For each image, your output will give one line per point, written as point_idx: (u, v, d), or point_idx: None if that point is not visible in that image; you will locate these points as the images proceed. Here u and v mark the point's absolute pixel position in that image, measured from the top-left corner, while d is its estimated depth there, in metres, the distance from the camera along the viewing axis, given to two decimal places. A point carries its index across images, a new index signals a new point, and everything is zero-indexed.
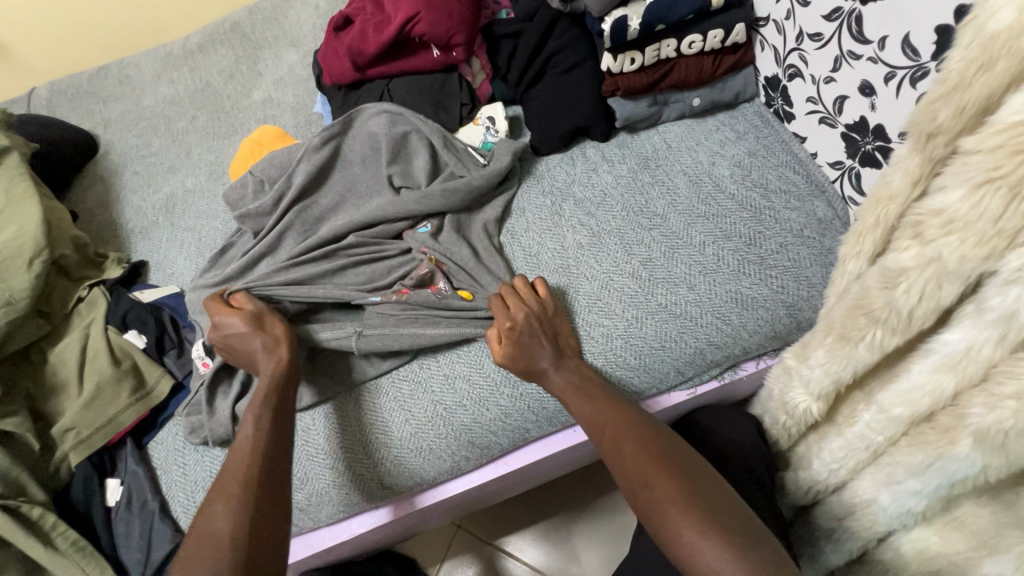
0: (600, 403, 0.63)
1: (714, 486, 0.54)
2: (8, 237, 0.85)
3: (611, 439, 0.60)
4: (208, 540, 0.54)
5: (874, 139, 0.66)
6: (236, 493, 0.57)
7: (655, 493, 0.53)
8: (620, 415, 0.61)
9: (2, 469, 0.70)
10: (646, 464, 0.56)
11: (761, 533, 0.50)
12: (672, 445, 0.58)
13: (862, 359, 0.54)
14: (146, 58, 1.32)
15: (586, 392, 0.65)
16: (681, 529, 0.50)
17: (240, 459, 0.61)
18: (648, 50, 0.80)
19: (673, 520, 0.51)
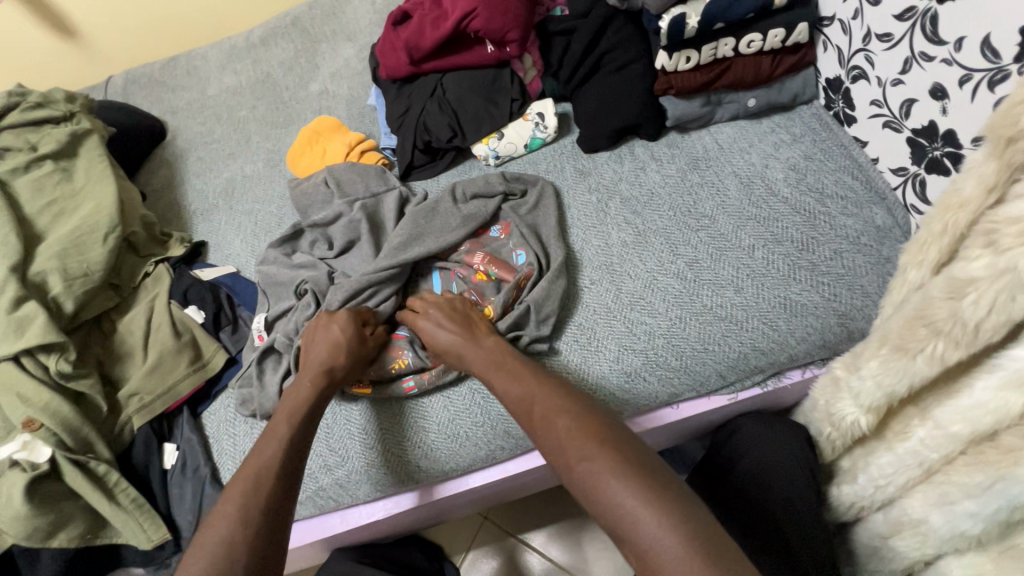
0: (529, 391, 0.59)
1: (656, 469, 0.49)
2: (87, 213, 0.91)
3: (542, 435, 0.55)
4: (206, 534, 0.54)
5: (943, 144, 0.63)
6: (241, 503, 0.56)
7: (589, 489, 0.49)
8: (550, 402, 0.57)
9: (75, 426, 0.75)
10: (577, 456, 0.51)
11: (710, 519, 0.45)
12: (607, 428, 0.53)
13: (918, 372, 0.53)
14: (212, 50, 1.39)
15: (518, 384, 0.61)
16: (622, 531, 0.46)
17: (247, 470, 0.60)
18: (705, 48, 0.79)
19: (612, 521, 0.47)
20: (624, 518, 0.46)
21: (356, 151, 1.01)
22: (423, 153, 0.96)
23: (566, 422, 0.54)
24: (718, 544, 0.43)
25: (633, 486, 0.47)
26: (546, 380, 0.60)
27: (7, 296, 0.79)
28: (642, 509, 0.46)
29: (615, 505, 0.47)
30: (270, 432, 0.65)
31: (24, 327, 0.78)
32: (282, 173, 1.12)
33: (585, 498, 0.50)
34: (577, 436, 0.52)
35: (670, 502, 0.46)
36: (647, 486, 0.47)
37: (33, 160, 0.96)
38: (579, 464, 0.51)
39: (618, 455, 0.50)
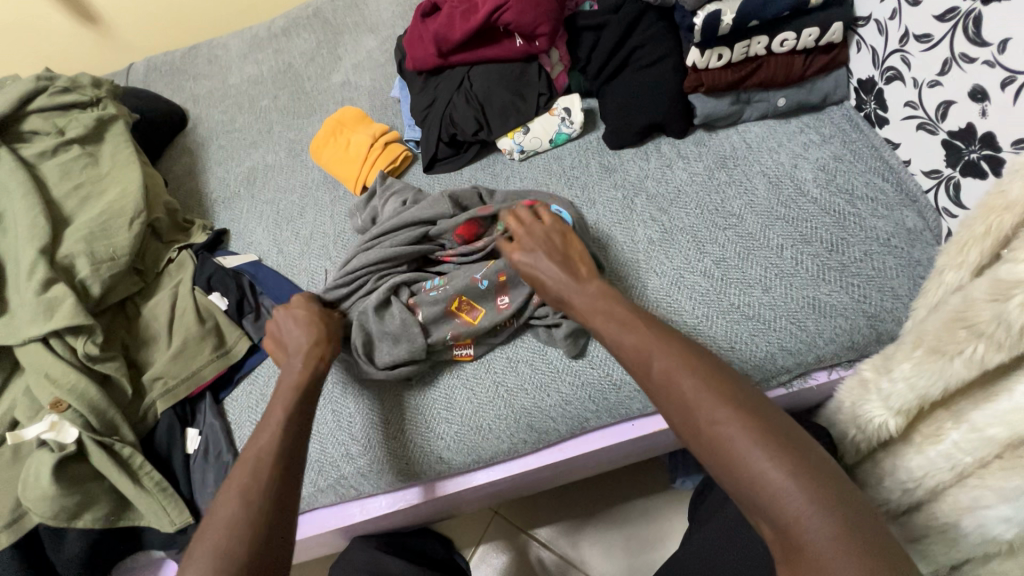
0: (643, 339, 0.55)
1: (795, 437, 0.45)
2: (114, 198, 0.92)
3: (663, 384, 0.51)
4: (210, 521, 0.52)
5: (981, 147, 0.63)
6: (240, 493, 0.54)
7: (724, 450, 0.45)
8: (674, 353, 0.52)
9: (101, 408, 0.76)
10: (706, 416, 0.47)
11: (854, 494, 0.42)
12: (737, 387, 0.49)
13: (955, 374, 0.53)
14: (234, 40, 1.39)
15: (631, 332, 0.56)
16: (760, 498, 0.43)
17: (242, 461, 0.57)
18: (737, 46, 0.79)
19: (748, 485, 0.43)
20: (764, 486, 0.43)
21: (380, 142, 1.01)
22: (448, 146, 0.96)
23: (691, 377, 0.49)
24: (862, 521, 0.40)
25: (777, 454, 0.43)
26: (661, 330, 0.55)
27: (37, 277, 0.80)
28: (787, 482, 0.42)
29: (755, 471, 0.43)
30: (265, 422, 0.62)
31: (53, 309, 0.78)
32: (305, 162, 1.12)
33: (715, 460, 0.46)
34: (708, 393, 0.48)
35: (816, 475, 0.42)
36: (792, 455, 0.43)
37: (60, 144, 0.96)
38: (714, 423, 0.46)
39: (756, 420, 0.45)
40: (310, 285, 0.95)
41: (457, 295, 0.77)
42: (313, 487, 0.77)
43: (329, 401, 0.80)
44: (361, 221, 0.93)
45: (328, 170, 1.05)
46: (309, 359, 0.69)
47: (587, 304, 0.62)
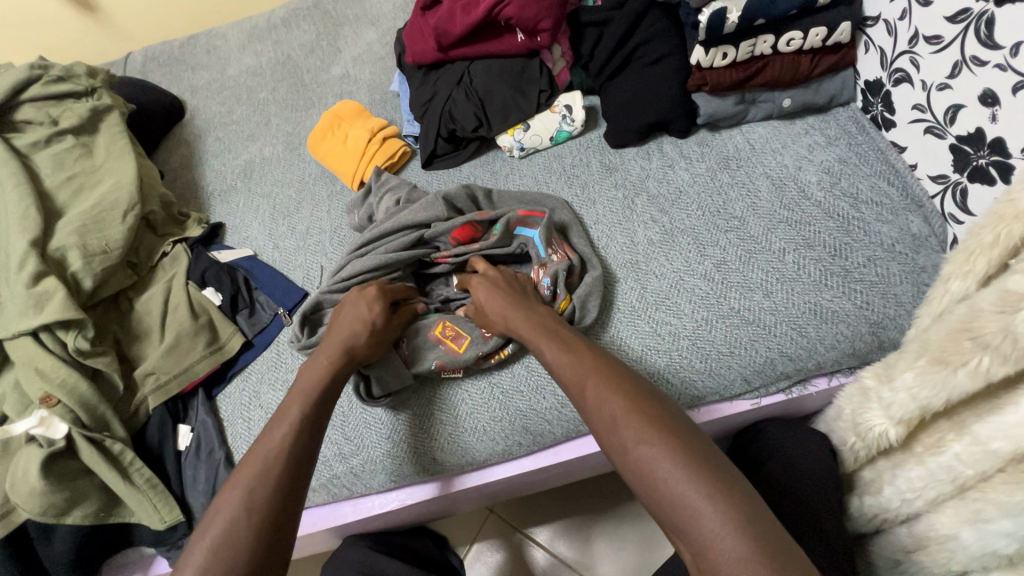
0: (581, 367, 0.58)
1: (712, 459, 0.47)
2: (107, 190, 0.91)
3: (593, 411, 0.54)
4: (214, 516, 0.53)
5: (990, 153, 0.61)
6: (246, 493, 0.54)
7: (642, 472, 0.48)
8: (604, 380, 0.55)
9: (91, 403, 0.75)
10: (628, 440, 0.50)
11: (768, 515, 0.43)
12: (660, 411, 0.51)
13: (958, 386, 0.52)
14: (233, 30, 1.37)
15: (571, 362, 0.59)
16: (674, 516, 0.45)
17: (256, 458, 0.58)
18: (743, 45, 0.77)
19: (664, 505, 0.46)
20: (678, 504, 0.45)
21: (379, 137, 1.00)
22: (447, 142, 0.95)
23: (616, 403, 0.53)
24: (774, 542, 0.41)
25: (689, 474, 0.45)
26: (598, 360, 0.58)
27: (28, 270, 0.78)
28: (697, 499, 0.44)
29: (667, 491, 0.46)
30: (283, 411, 0.63)
31: (43, 303, 0.77)
32: (302, 156, 1.10)
33: (636, 481, 0.48)
34: (628, 418, 0.51)
35: (728, 496, 0.44)
36: (704, 475, 0.45)
37: (54, 134, 0.95)
38: (634, 445, 0.49)
39: (673, 441, 0.48)
40: (305, 281, 0.93)
41: (442, 320, 0.78)
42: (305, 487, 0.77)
43: None
44: (359, 219, 0.92)
45: (326, 164, 1.04)
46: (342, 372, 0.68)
47: (535, 332, 0.65)
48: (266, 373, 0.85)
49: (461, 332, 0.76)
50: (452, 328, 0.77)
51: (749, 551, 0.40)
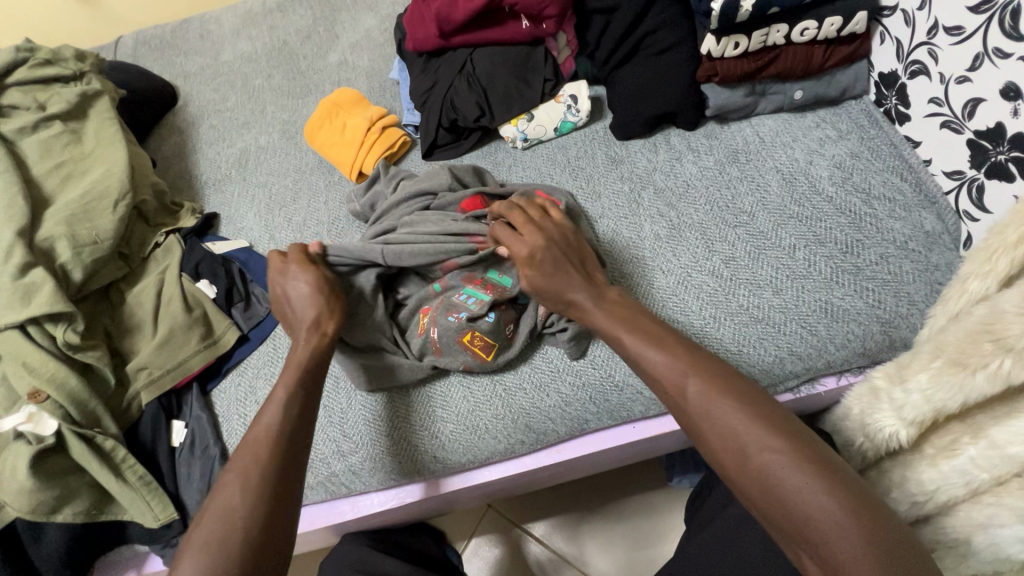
0: (675, 368, 0.56)
1: (837, 472, 0.47)
2: (96, 178, 0.88)
3: (701, 416, 0.53)
4: (219, 506, 0.55)
5: (1010, 148, 0.60)
6: (245, 479, 0.56)
7: (763, 484, 0.48)
8: (711, 385, 0.53)
9: (81, 399, 0.73)
10: (746, 453, 0.49)
11: (894, 519, 0.45)
12: (774, 418, 0.51)
13: (976, 389, 0.50)
14: (227, 14, 1.34)
15: (665, 358, 0.57)
16: (801, 529, 0.46)
17: (245, 443, 0.59)
18: (755, 34, 0.75)
19: (786, 517, 0.46)
20: (806, 518, 0.45)
21: (378, 127, 0.97)
22: (448, 132, 0.92)
23: (729, 409, 0.52)
24: (906, 547, 0.44)
25: (819, 487, 0.46)
26: (695, 359, 0.56)
27: (15, 261, 0.76)
28: (833, 514, 0.45)
29: (791, 504, 0.46)
30: (268, 399, 0.63)
31: (31, 295, 0.75)
32: (299, 145, 1.07)
33: (754, 490, 0.49)
34: (747, 427, 0.50)
35: (861, 508, 0.45)
36: (831, 486, 0.46)
37: (41, 120, 0.92)
38: (758, 456, 0.49)
39: (794, 452, 0.48)
40: None
41: (469, 329, 0.71)
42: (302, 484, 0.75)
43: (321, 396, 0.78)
44: (360, 207, 0.90)
45: (323, 153, 1.01)
46: (313, 333, 0.67)
47: (616, 322, 0.62)
48: (262, 369, 0.83)
49: (489, 341, 0.71)
50: (481, 337, 0.72)
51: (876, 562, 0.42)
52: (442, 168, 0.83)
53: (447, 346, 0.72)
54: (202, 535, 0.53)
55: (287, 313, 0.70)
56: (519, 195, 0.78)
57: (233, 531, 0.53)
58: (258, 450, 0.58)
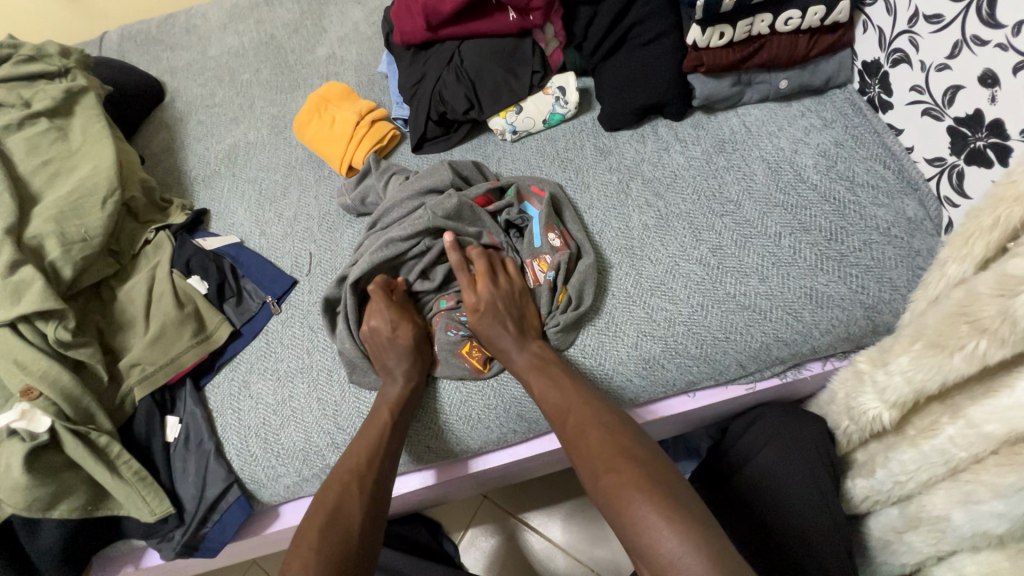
0: (566, 400, 0.63)
1: (677, 489, 0.51)
2: (84, 176, 0.87)
3: (575, 440, 0.59)
4: (328, 500, 0.60)
5: (988, 135, 0.61)
6: (352, 478, 0.62)
7: (612, 499, 0.52)
8: (585, 416, 0.60)
9: (74, 395, 0.73)
10: (597, 473, 0.55)
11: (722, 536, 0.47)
12: (630, 445, 0.56)
13: (954, 370, 0.51)
14: (213, 9, 1.32)
15: (556, 393, 0.64)
16: (639, 539, 0.48)
17: (349, 458, 0.65)
18: (740, 24, 0.75)
19: (628, 528, 0.50)
20: (640, 526, 0.49)
21: (367, 121, 0.97)
22: (437, 125, 0.92)
23: (592, 433, 0.58)
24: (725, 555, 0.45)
25: (648, 498, 0.50)
26: (578, 392, 0.63)
27: (3, 259, 0.76)
28: (656, 522, 0.48)
29: (631, 518, 0.49)
30: (370, 421, 0.68)
31: (21, 292, 0.75)
32: (289, 140, 1.07)
33: (607, 509, 0.53)
34: (605, 452, 0.55)
35: (686, 517, 0.48)
36: (667, 500, 0.49)
37: (27, 117, 0.91)
38: (606, 474, 0.54)
39: (642, 471, 0.52)
40: (293, 269, 0.91)
41: (469, 340, 0.74)
42: (298, 476, 0.76)
43: (314, 389, 0.79)
44: (351, 200, 0.90)
45: (313, 148, 1.01)
46: (411, 371, 0.72)
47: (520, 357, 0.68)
48: (255, 364, 0.84)
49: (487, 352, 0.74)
50: (479, 348, 0.74)
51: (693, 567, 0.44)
52: (442, 165, 0.83)
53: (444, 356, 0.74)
54: (316, 521, 0.58)
55: (390, 354, 0.73)
56: (511, 196, 0.80)
57: (350, 525, 0.58)
58: (360, 456, 0.64)
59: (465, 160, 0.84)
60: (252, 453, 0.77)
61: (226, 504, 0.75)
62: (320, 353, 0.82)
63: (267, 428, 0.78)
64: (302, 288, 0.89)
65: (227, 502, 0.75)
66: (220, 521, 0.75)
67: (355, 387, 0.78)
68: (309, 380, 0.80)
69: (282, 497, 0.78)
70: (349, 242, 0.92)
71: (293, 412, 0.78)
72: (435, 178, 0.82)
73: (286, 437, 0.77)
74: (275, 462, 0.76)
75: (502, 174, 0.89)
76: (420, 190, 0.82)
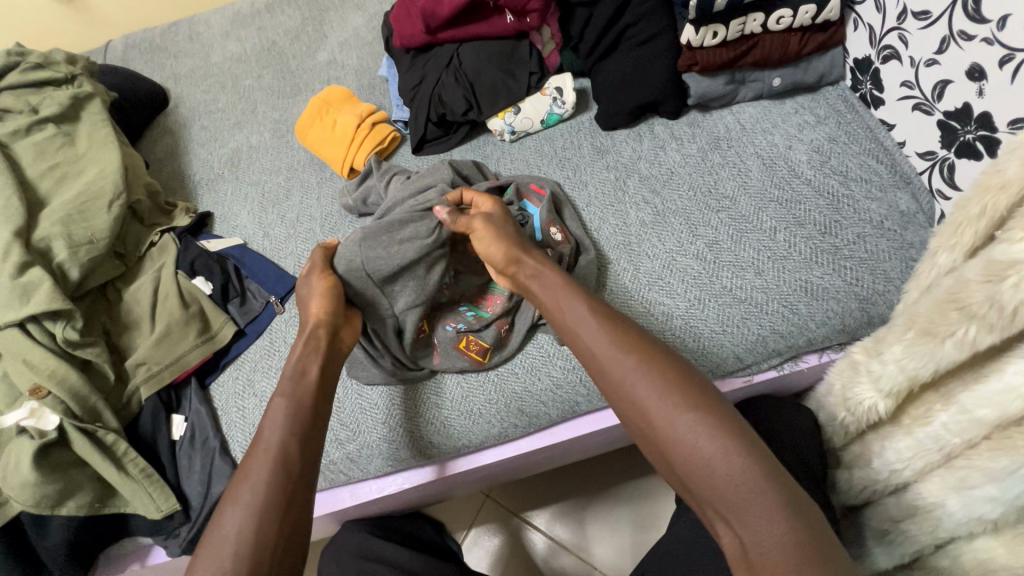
0: (619, 343, 0.56)
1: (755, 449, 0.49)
2: (90, 180, 0.89)
3: (632, 386, 0.53)
4: (245, 494, 0.55)
5: (977, 128, 0.62)
6: (273, 468, 0.57)
7: (691, 456, 0.49)
8: (647, 360, 0.54)
9: (82, 394, 0.74)
10: (670, 424, 0.50)
11: (802, 490, 0.47)
12: (702, 394, 0.52)
13: (946, 357, 0.52)
14: (216, 17, 1.35)
15: (606, 337, 0.57)
16: (725, 500, 0.46)
17: (260, 449, 0.58)
18: (733, 24, 0.77)
19: (712, 487, 0.47)
20: (731, 487, 0.47)
21: (368, 123, 0.99)
22: (437, 126, 0.94)
23: (656, 380, 0.53)
24: (813, 516, 0.45)
25: (740, 457, 0.47)
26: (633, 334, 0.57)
27: (12, 260, 0.77)
28: (749, 484, 0.46)
29: (721, 478, 0.47)
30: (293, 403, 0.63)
31: (29, 293, 0.76)
32: (290, 144, 1.09)
33: (682, 463, 0.49)
34: (678, 402, 0.51)
35: (773, 477, 0.47)
36: (754, 458, 0.47)
37: (34, 123, 0.93)
38: (684, 430, 0.49)
39: (721, 429, 0.49)
40: (296, 269, 0.93)
41: (465, 334, 0.75)
42: None
43: None
44: (354, 201, 0.92)
45: (314, 150, 1.02)
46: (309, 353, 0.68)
47: (559, 294, 0.63)
48: (259, 362, 0.85)
49: (484, 344, 0.74)
50: (476, 341, 0.75)
51: (792, 533, 0.44)
52: (443, 164, 0.85)
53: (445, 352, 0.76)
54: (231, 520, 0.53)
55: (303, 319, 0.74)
56: (510, 194, 0.82)
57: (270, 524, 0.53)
58: (280, 445, 0.59)
59: (465, 160, 0.86)
60: None
61: None
62: None
63: None
64: None
65: None
66: None
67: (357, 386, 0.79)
68: None
69: None
70: None
71: None
72: (433, 177, 0.84)
73: None
74: None
75: (501, 174, 0.90)
76: (419, 188, 0.83)
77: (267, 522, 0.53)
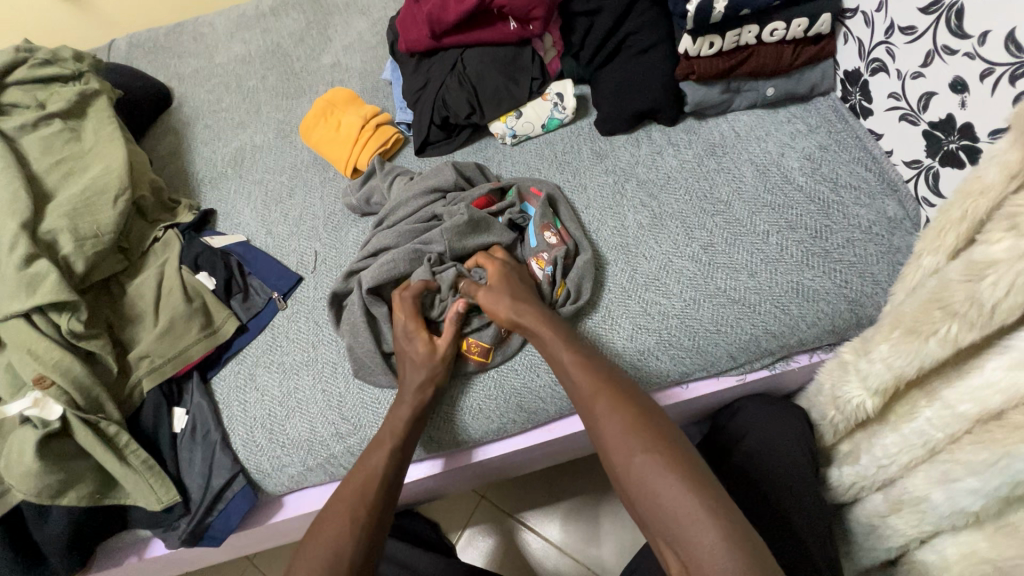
0: (588, 380, 0.62)
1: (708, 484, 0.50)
2: (96, 175, 0.90)
3: (601, 419, 0.58)
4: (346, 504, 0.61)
5: (960, 138, 0.65)
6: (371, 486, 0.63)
7: (644, 485, 0.52)
8: (614, 395, 0.59)
9: (85, 385, 0.75)
10: (628, 455, 0.54)
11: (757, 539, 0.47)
12: (662, 429, 0.55)
13: (930, 354, 0.55)
14: (221, 18, 1.36)
15: (580, 372, 0.63)
16: (673, 529, 0.48)
17: (359, 475, 0.64)
18: (729, 34, 0.80)
19: (662, 517, 0.50)
20: (680, 515, 0.48)
21: (372, 124, 1.01)
22: (440, 129, 0.96)
23: (623, 415, 0.57)
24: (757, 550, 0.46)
25: (689, 490, 0.49)
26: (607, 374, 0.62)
27: (18, 252, 0.78)
28: (699, 512, 0.48)
29: (669, 507, 0.49)
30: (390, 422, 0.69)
31: (35, 285, 0.77)
32: (293, 144, 1.10)
33: (637, 495, 0.52)
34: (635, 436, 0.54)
35: (721, 510, 0.48)
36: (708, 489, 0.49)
37: (41, 118, 0.94)
38: (639, 459, 0.53)
39: (673, 462, 0.52)
40: (299, 266, 0.94)
41: (464, 336, 0.76)
42: (303, 466, 0.78)
43: (320, 381, 0.82)
44: (356, 200, 0.94)
45: (318, 150, 1.04)
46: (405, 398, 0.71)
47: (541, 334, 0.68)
48: (261, 357, 0.86)
49: (484, 344, 0.75)
50: (476, 341, 0.76)
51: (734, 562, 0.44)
52: (446, 166, 0.87)
53: (447, 352, 0.77)
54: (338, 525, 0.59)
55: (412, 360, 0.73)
56: (512, 197, 0.85)
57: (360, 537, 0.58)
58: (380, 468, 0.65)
59: (468, 161, 0.88)
60: (258, 444, 0.79)
61: (231, 493, 0.77)
62: (324, 348, 0.85)
63: (272, 419, 0.80)
64: (307, 285, 0.92)
65: (233, 491, 0.77)
66: (225, 509, 0.76)
67: (361, 385, 0.80)
68: (314, 372, 0.83)
69: (286, 487, 0.79)
70: (353, 240, 0.95)
71: (298, 403, 0.80)
72: (435, 178, 0.86)
73: (291, 427, 0.79)
74: (280, 452, 0.78)
75: (503, 176, 0.92)
76: (423, 189, 0.86)
77: (354, 537, 0.58)
